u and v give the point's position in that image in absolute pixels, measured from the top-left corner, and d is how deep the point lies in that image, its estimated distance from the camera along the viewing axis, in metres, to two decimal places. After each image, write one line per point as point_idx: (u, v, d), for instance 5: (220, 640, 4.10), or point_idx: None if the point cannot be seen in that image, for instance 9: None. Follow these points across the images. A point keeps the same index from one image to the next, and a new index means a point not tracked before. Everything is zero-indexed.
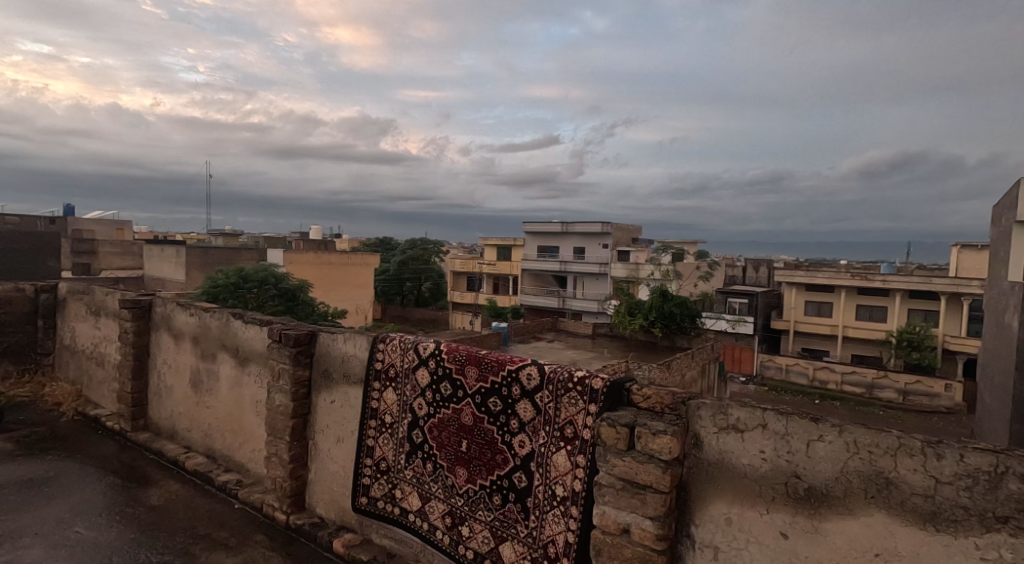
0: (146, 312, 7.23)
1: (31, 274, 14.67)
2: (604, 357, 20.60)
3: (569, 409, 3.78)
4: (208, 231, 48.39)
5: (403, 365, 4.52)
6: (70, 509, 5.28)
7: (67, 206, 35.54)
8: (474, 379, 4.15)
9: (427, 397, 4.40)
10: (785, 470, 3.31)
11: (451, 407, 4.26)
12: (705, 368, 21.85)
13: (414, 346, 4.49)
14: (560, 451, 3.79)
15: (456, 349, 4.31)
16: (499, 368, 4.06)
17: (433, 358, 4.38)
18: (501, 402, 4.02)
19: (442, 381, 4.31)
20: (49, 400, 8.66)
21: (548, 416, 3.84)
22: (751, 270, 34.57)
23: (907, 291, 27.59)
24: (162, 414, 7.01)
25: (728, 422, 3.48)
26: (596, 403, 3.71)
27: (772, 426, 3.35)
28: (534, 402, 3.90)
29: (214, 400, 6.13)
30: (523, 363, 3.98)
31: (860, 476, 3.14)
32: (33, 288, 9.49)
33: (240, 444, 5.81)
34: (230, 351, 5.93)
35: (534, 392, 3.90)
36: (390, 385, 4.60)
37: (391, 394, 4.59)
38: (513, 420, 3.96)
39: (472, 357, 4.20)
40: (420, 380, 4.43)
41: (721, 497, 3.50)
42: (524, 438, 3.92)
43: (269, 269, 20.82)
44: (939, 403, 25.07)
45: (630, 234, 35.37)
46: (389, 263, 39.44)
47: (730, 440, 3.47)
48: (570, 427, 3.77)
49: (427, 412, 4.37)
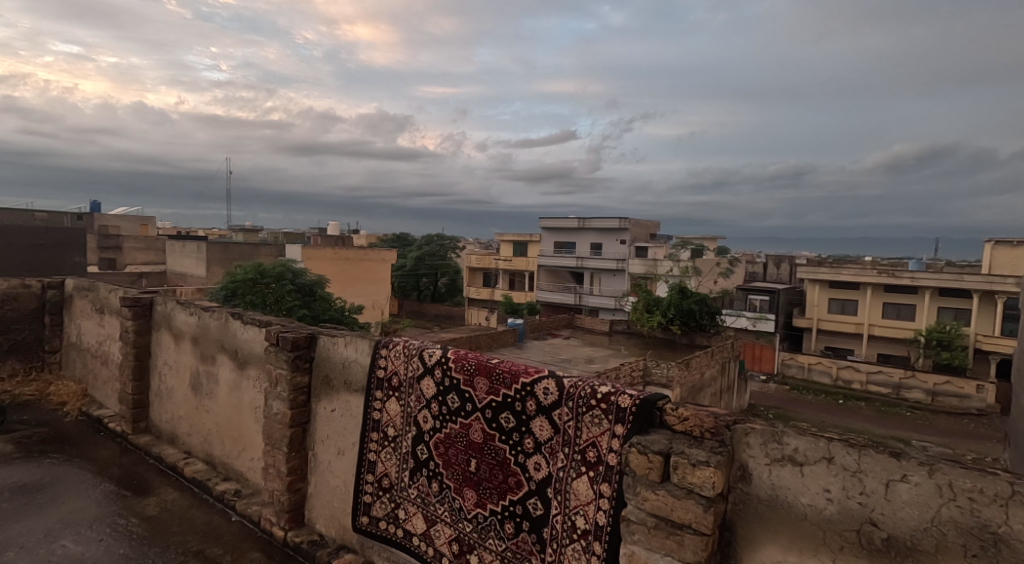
0: (147, 311, 6.93)
1: (58, 268, 14.51)
2: (623, 355, 20.18)
3: (592, 430, 3.37)
4: (227, 227, 48.62)
5: (406, 373, 4.14)
6: (61, 520, 4.98)
7: (93, 202, 35.85)
8: (484, 391, 3.76)
9: (432, 409, 4.02)
10: (857, 515, 2.89)
11: (459, 422, 3.87)
12: (725, 368, 21.33)
13: (420, 353, 4.11)
14: (581, 478, 3.38)
15: (465, 357, 3.91)
16: (513, 380, 3.66)
17: (439, 367, 3.99)
18: (515, 419, 3.62)
19: (449, 393, 3.93)
20: (54, 399, 8.42)
21: (567, 437, 3.44)
22: (772, 266, 33.82)
23: (937, 289, 26.69)
24: (163, 417, 6.70)
25: (783, 452, 3.07)
26: (623, 425, 3.29)
27: (839, 460, 2.94)
28: (550, 419, 3.49)
29: (214, 404, 5.81)
30: (539, 376, 3.57)
31: (958, 529, 2.70)
32: (40, 284, 9.26)
33: (239, 451, 5.48)
34: (229, 353, 5.61)
35: (551, 408, 3.50)
36: (393, 394, 4.22)
37: (394, 404, 4.21)
38: (528, 439, 3.56)
39: (482, 367, 3.81)
40: (425, 392, 4.05)
41: (775, 542, 3.09)
42: (540, 460, 3.52)
43: (287, 265, 20.59)
44: (971, 405, 24.20)
45: (648, 230, 34.77)
46: (406, 259, 39.31)
47: (783, 473, 3.07)
48: (592, 450, 3.36)
49: (433, 426, 3.99)
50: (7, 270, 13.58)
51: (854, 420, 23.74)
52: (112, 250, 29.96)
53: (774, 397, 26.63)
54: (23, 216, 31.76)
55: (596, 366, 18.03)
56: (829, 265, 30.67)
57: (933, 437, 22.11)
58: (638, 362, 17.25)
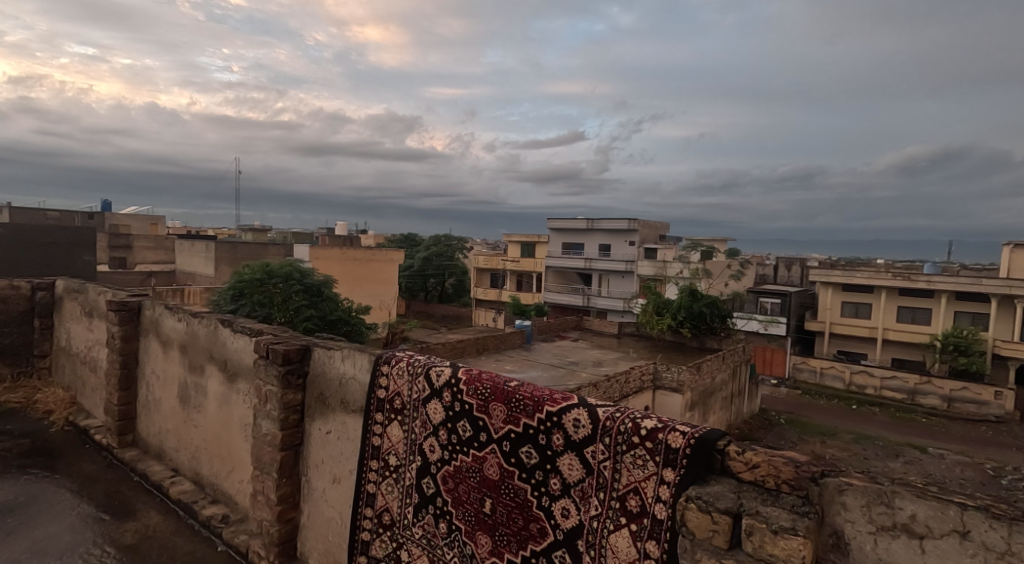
0: (135, 316, 6.50)
1: (68, 268, 14.08)
2: (632, 358, 19.64)
3: (634, 475, 3.21)
4: (237, 227, 48.43)
5: (412, 395, 3.98)
6: (29, 549, 4.53)
7: (104, 201, 35.65)
8: (501, 420, 3.59)
9: (439, 437, 3.84)
10: None
11: (471, 454, 3.70)
12: (736, 371, 20.81)
13: (426, 372, 3.93)
14: (621, 531, 3.21)
15: (479, 381, 3.72)
16: (536, 409, 3.49)
17: (448, 388, 3.82)
18: (538, 455, 3.45)
19: (461, 420, 3.75)
20: (40, 407, 7.99)
21: (603, 480, 3.28)
22: (783, 268, 33.37)
23: (953, 293, 25.98)
24: (150, 431, 6.24)
25: (898, 521, 2.89)
26: (675, 472, 3.12)
27: (977, 536, 2.75)
28: (579, 454, 3.34)
29: (203, 419, 5.34)
30: (567, 407, 3.41)
31: None
32: (29, 286, 8.84)
33: (228, 472, 5.02)
34: (218, 365, 5.14)
35: (582, 444, 3.33)
36: (396, 418, 4.05)
37: (397, 429, 4.04)
38: (555, 480, 3.40)
39: (499, 392, 3.63)
40: (431, 416, 3.87)
41: None
42: (569, 506, 3.36)
43: (294, 265, 20.09)
44: (989, 411, 23.48)
45: (657, 232, 34.23)
46: (414, 259, 39.01)
47: (895, 545, 2.90)
48: (635, 497, 3.20)
49: (441, 457, 3.82)
50: (11, 267, 13.14)
51: (869, 426, 23.09)
52: (122, 249, 29.60)
53: (786, 402, 26.02)
54: (34, 215, 31.59)
55: (605, 369, 17.52)
56: (842, 267, 30.03)
57: (950, 445, 21.40)
58: (649, 366, 16.68)
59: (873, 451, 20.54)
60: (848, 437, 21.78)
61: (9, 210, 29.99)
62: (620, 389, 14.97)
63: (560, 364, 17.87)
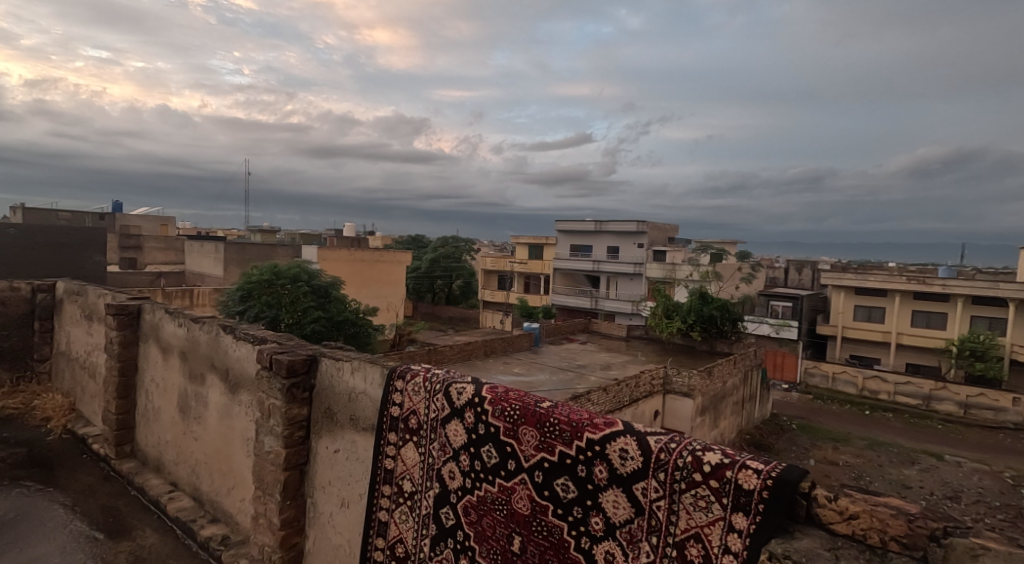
0: (134, 320, 6.20)
1: (80, 270, 13.79)
2: (641, 361, 19.26)
3: (695, 518, 3.00)
4: (247, 228, 48.40)
5: (428, 413, 3.82)
6: None
7: (115, 202, 35.63)
8: (532, 445, 3.43)
9: (460, 463, 3.70)
10: None
11: (497, 483, 3.55)
12: (747, 376, 20.35)
13: (446, 390, 3.78)
14: None
15: (507, 401, 3.55)
16: (574, 436, 3.30)
17: (470, 407, 3.67)
18: (577, 489, 3.27)
19: (486, 445, 3.59)
20: (38, 413, 7.71)
21: (654, 521, 3.09)
22: (793, 271, 33.00)
23: (970, 297, 25.40)
24: (149, 442, 5.93)
25: None
26: (751, 520, 2.88)
27: None
28: (624, 486, 3.15)
29: (203, 430, 5.03)
30: (613, 438, 3.20)
31: None
32: (29, 288, 8.57)
33: (229, 489, 4.73)
34: (220, 374, 4.82)
35: (631, 479, 3.14)
36: (411, 439, 3.90)
37: (412, 451, 3.90)
38: (597, 518, 3.22)
39: (529, 415, 3.47)
40: (452, 439, 3.73)
41: None
42: (612, 547, 3.18)
43: (302, 265, 19.97)
44: (1006, 418, 22.78)
45: (666, 234, 33.81)
46: (421, 261, 38.86)
47: None
48: (696, 545, 2.99)
49: (463, 485, 3.66)
50: (18, 269, 12.86)
51: (884, 432, 22.52)
52: (132, 250, 29.47)
53: (798, 407, 25.54)
54: (48, 216, 31.57)
55: (614, 373, 17.11)
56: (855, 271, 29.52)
57: (966, 452, 20.85)
58: (658, 370, 16.27)
59: (888, 458, 20.00)
60: (862, 443, 21.28)
61: (21, 211, 29.93)
62: (630, 393, 14.58)
63: (569, 365, 17.80)
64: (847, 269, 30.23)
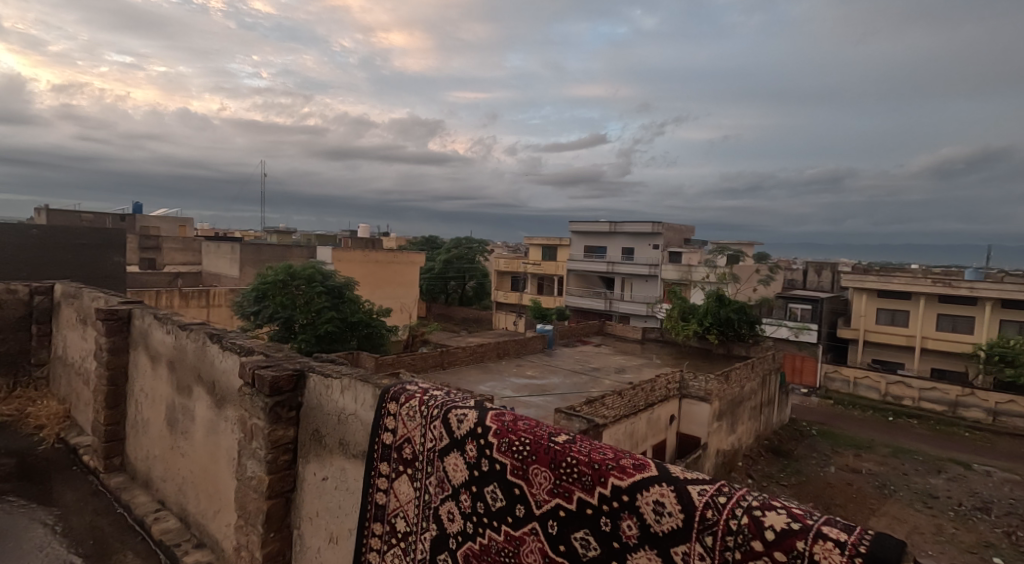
0: (124, 326, 5.86)
1: (97, 274, 13.30)
2: (657, 365, 18.78)
3: None
4: (263, 230, 48.45)
5: (423, 443, 3.68)
6: None
7: (134, 203, 35.72)
8: (543, 488, 3.22)
9: (460, 503, 3.52)
10: None
11: (504, 532, 3.36)
12: (765, 381, 19.77)
13: (443, 417, 3.63)
14: None
15: (515, 436, 3.36)
16: (597, 482, 3.06)
17: (472, 439, 3.49)
18: (599, 544, 3.04)
19: (490, 484, 3.40)
20: (31, 421, 7.40)
21: None
22: (813, 273, 32.22)
23: (999, 301, 24.52)
24: (138, 455, 5.63)
25: None
26: None
27: None
28: (657, 546, 2.90)
29: (190, 448, 4.80)
30: (646, 490, 2.94)
31: None
32: (27, 290, 8.30)
33: (215, 513, 4.60)
34: (206, 387, 4.65)
35: (668, 540, 2.87)
36: (406, 472, 3.76)
37: (406, 484, 3.76)
38: None
39: (541, 453, 3.25)
40: (453, 475, 3.55)
41: None
42: None
43: (316, 266, 19.69)
44: None
45: (682, 235, 33.19)
46: (435, 263, 38.55)
47: None
48: None
49: (461, 528, 3.49)
50: (38, 256, 12.57)
51: (908, 440, 21.80)
52: (151, 250, 29.50)
53: (817, 412, 24.89)
54: (68, 217, 31.69)
55: (628, 377, 16.63)
56: (877, 273, 28.73)
57: (996, 461, 20.06)
58: (675, 374, 15.78)
59: (913, 466, 19.30)
60: (885, 451, 20.58)
61: (42, 212, 30.07)
62: (646, 397, 14.10)
63: (582, 369, 17.28)
64: (868, 272, 29.43)
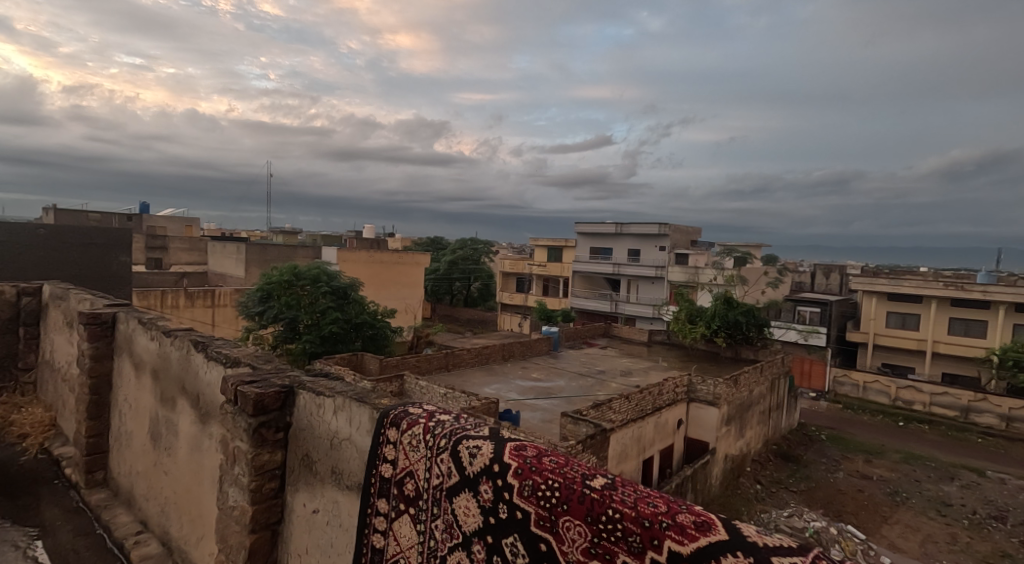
0: (108, 330, 5.51)
1: (105, 275, 12.90)
2: (663, 368, 18.35)
3: None
4: (269, 231, 48.22)
5: (427, 478, 3.29)
6: None
7: (143, 203, 35.59)
8: (576, 544, 2.80)
9: (471, 553, 3.12)
10: None
11: None
12: (774, 385, 19.31)
13: (451, 448, 3.24)
14: None
15: (541, 478, 2.95)
16: (648, 545, 2.63)
17: (486, 478, 3.09)
18: None
19: (510, 535, 2.99)
20: (14, 430, 7.02)
21: None
22: (821, 275, 31.71)
23: (1012, 304, 23.95)
24: (121, 470, 5.27)
25: None
26: None
27: None
28: None
29: (173, 466, 4.44)
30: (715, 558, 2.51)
31: None
32: (15, 291, 7.96)
33: (197, 539, 4.22)
34: (189, 400, 4.29)
35: None
36: (408, 510, 3.36)
37: (407, 525, 3.35)
38: None
39: (575, 503, 2.83)
40: (462, 519, 3.15)
41: None
42: None
43: (321, 266, 19.34)
44: None
45: (689, 236, 32.69)
46: (440, 263, 38.11)
47: None
48: None
49: None
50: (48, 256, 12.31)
51: (920, 446, 21.27)
52: (157, 250, 29.24)
53: (827, 417, 24.38)
54: (76, 217, 31.59)
55: (634, 380, 16.16)
56: (887, 275, 28.17)
57: (1011, 469, 19.50)
58: (682, 377, 15.31)
59: (925, 473, 18.76)
60: (897, 456, 20.07)
61: (49, 211, 29.89)
62: (653, 401, 13.67)
63: (588, 372, 16.81)
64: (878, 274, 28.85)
